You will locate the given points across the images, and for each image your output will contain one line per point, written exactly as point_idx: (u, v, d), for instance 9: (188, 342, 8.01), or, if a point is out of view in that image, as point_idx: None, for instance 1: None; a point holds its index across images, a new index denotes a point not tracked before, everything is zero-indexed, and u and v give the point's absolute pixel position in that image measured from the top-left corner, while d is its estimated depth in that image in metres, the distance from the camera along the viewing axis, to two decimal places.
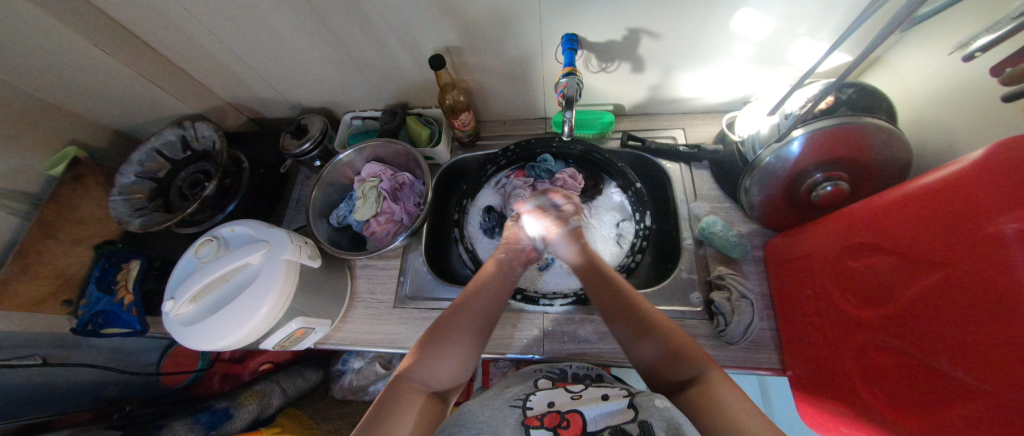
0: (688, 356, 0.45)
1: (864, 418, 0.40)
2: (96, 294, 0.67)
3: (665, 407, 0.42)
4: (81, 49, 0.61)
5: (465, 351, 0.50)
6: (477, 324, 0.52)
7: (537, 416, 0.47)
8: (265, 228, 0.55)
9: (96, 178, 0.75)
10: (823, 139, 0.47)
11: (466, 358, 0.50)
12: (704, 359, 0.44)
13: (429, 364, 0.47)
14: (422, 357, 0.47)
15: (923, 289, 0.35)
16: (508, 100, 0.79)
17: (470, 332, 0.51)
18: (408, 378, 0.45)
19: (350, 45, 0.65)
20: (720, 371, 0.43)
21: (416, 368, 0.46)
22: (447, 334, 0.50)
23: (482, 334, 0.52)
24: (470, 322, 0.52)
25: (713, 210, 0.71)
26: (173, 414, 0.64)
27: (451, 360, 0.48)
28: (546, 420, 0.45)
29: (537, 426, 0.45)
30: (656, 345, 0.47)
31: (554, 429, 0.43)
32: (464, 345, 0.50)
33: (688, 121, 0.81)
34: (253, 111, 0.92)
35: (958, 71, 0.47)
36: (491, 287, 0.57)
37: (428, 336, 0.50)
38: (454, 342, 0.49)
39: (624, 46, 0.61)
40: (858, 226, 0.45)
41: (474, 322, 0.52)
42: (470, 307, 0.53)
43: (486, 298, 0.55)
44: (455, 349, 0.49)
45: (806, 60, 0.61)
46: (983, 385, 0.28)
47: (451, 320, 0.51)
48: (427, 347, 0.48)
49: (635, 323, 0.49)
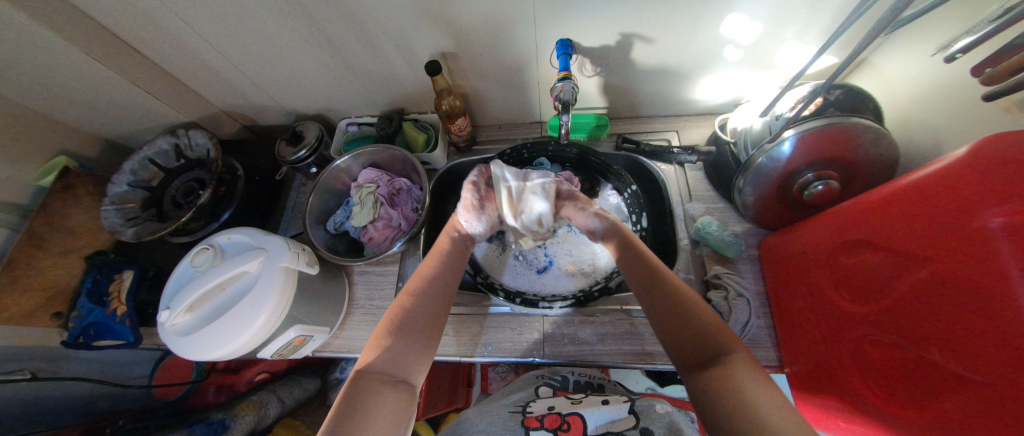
0: (713, 338, 0.40)
1: (861, 413, 0.40)
2: (87, 305, 0.66)
3: (665, 413, 0.48)
4: (73, 57, 0.60)
5: (422, 338, 0.47)
6: (431, 312, 0.50)
7: (537, 417, 0.50)
8: (262, 235, 0.54)
9: (88, 188, 0.74)
10: (812, 140, 0.48)
11: (424, 343, 0.47)
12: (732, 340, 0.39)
13: (386, 352, 0.44)
14: (379, 346, 0.44)
15: (918, 282, 0.35)
16: (504, 105, 0.80)
17: (421, 321, 0.48)
18: (367, 371, 0.42)
19: (345, 51, 0.66)
20: (747, 356, 0.38)
21: (374, 359, 0.43)
22: (402, 322, 0.47)
23: (435, 322, 0.50)
24: (422, 309, 0.50)
25: (708, 210, 0.72)
26: (166, 427, 0.63)
27: (408, 347, 0.46)
28: (546, 421, 0.49)
29: (537, 427, 0.48)
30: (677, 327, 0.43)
31: (555, 431, 0.47)
32: (419, 332, 0.47)
33: (681, 123, 0.82)
34: (248, 118, 0.92)
35: (941, 72, 0.48)
36: (442, 268, 0.56)
37: (382, 325, 0.47)
38: (409, 329, 0.47)
39: (617, 51, 0.62)
40: (849, 223, 0.46)
41: (426, 304, 0.50)
42: (421, 291, 0.52)
43: (434, 286, 0.53)
44: (409, 338, 0.46)
45: (793, 62, 0.62)
46: (981, 377, 0.28)
47: (404, 307, 0.49)
48: (385, 337, 0.45)
49: (664, 298, 0.46)
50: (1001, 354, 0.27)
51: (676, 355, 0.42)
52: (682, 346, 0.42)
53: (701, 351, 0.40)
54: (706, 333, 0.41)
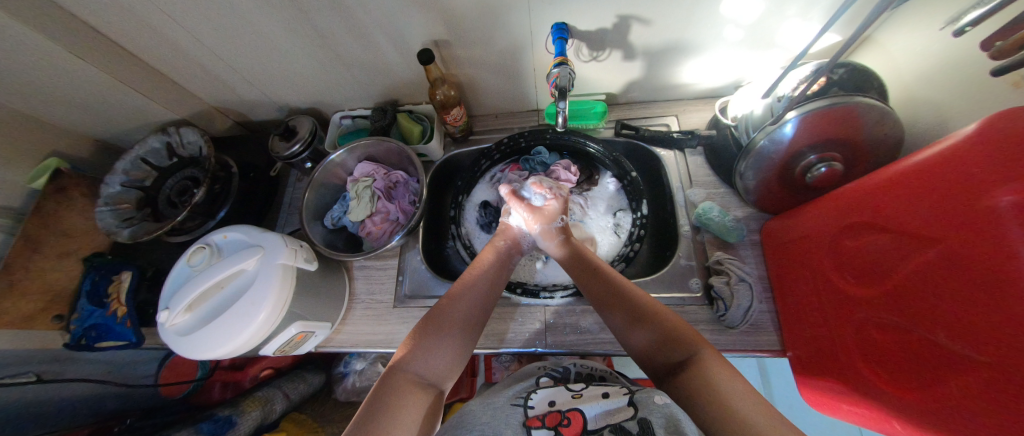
0: (678, 340, 0.44)
1: (865, 395, 0.40)
2: (88, 308, 0.66)
3: (664, 404, 0.41)
4: (55, 55, 0.59)
5: (462, 343, 0.49)
6: (471, 318, 0.52)
7: (538, 417, 0.49)
8: (259, 233, 0.54)
9: (80, 189, 0.73)
10: (816, 120, 0.47)
11: (462, 349, 0.49)
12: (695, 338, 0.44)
13: (427, 354, 0.46)
14: (418, 347, 0.46)
15: (924, 264, 0.34)
16: (500, 93, 0.78)
17: (462, 325, 0.50)
18: (403, 369, 0.44)
19: (335, 42, 0.64)
20: (712, 351, 0.42)
21: (410, 358, 0.45)
22: (441, 326, 0.49)
23: (475, 328, 0.52)
24: (466, 313, 0.51)
25: (709, 196, 0.71)
26: (173, 425, 0.64)
27: (448, 350, 0.48)
28: (546, 420, 0.48)
29: (538, 426, 0.47)
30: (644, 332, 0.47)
31: (555, 428, 0.46)
32: (459, 337, 0.49)
33: (681, 108, 0.80)
34: (240, 114, 0.90)
35: (948, 47, 0.46)
36: (488, 277, 0.57)
37: (423, 326, 0.49)
38: (449, 334, 0.49)
39: (615, 34, 0.60)
40: (854, 205, 0.45)
41: (468, 312, 0.52)
42: (465, 298, 0.53)
43: (478, 294, 0.54)
44: (451, 341, 0.48)
45: (796, 41, 0.61)
46: (985, 357, 0.28)
47: (445, 312, 0.50)
48: (421, 337, 0.47)
49: (627, 307, 0.50)
50: (1004, 335, 0.27)
51: (648, 358, 0.46)
52: (653, 351, 0.46)
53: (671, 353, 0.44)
54: (671, 336, 0.45)
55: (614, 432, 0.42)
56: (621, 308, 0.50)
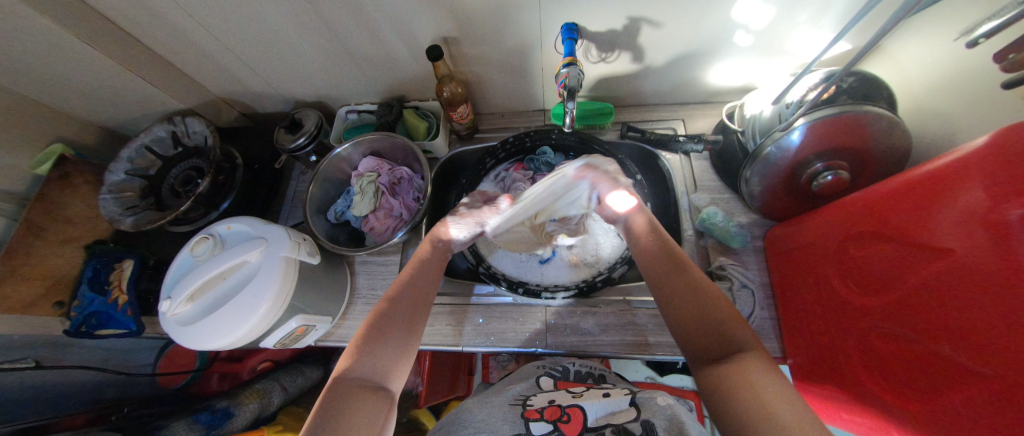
0: (729, 333, 0.39)
1: (864, 404, 0.40)
2: (89, 294, 0.66)
3: (666, 406, 0.48)
4: (63, 41, 0.59)
5: (407, 338, 0.47)
6: (412, 312, 0.49)
7: (537, 409, 0.50)
8: (262, 225, 0.54)
9: (84, 176, 0.73)
10: (823, 129, 0.47)
11: (408, 344, 0.46)
12: (750, 336, 0.39)
13: (369, 355, 0.43)
14: (358, 352, 0.43)
15: (930, 276, 0.34)
16: (507, 92, 0.78)
17: (403, 322, 0.47)
18: (344, 378, 0.41)
19: (344, 36, 0.64)
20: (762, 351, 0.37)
21: (352, 366, 0.42)
22: (382, 326, 0.46)
23: (417, 324, 0.49)
24: (405, 308, 0.49)
25: (713, 201, 0.71)
26: (172, 414, 0.64)
27: (391, 348, 0.45)
28: (545, 413, 0.49)
29: (536, 418, 0.48)
30: (695, 318, 0.42)
31: (555, 422, 0.47)
32: (399, 334, 0.46)
33: (687, 112, 0.80)
34: (246, 105, 0.90)
35: (958, 59, 0.46)
36: (425, 270, 0.55)
37: (363, 328, 0.46)
38: (390, 332, 0.46)
39: (624, 36, 0.60)
40: (860, 214, 0.45)
41: (408, 307, 0.49)
42: (401, 295, 0.50)
43: (413, 290, 0.51)
44: (391, 340, 0.45)
45: (805, 48, 0.60)
46: (985, 370, 0.28)
47: (385, 312, 0.48)
48: (362, 341, 0.44)
49: (688, 288, 0.45)
50: (1007, 349, 0.27)
51: (691, 346, 0.42)
52: (700, 337, 0.41)
53: (717, 346, 0.39)
54: (724, 328, 0.40)
55: (616, 432, 0.44)
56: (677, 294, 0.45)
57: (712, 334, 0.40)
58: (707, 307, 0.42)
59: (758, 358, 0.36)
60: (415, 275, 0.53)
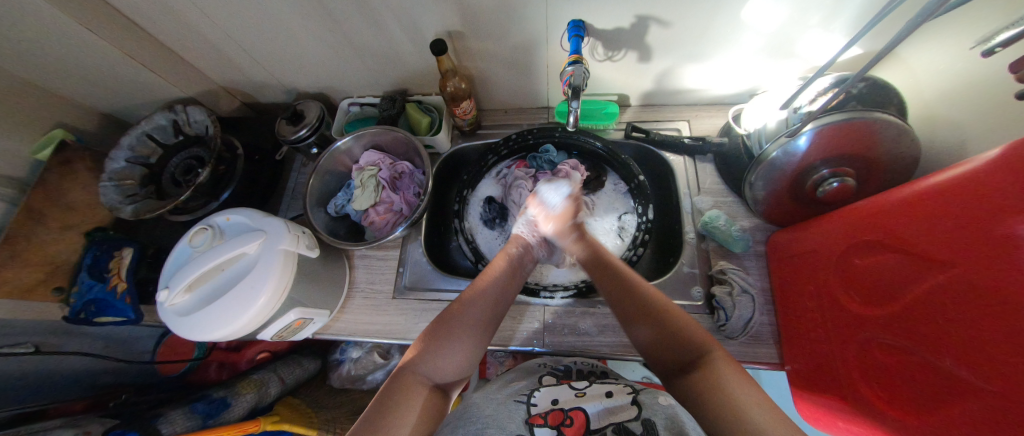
0: (686, 341, 0.41)
1: (862, 415, 0.40)
2: (88, 281, 0.65)
3: (667, 405, 0.45)
4: (64, 26, 0.58)
5: (475, 342, 0.49)
6: (487, 317, 0.51)
7: (541, 414, 0.47)
8: (262, 217, 0.53)
9: (85, 163, 0.72)
10: (831, 135, 0.46)
11: (476, 347, 0.49)
12: (710, 341, 0.40)
13: (442, 352, 0.46)
14: (427, 351, 0.45)
15: (934, 288, 0.34)
16: (510, 88, 0.77)
17: (477, 327, 0.50)
18: (411, 370, 0.43)
19: (349, 28, 0.63)
20: (726, 356, 0.38)
21: (419, 360, 0.45)
22: (453, 329, 0.48)
23: (490, 328, 0.51)
24: (484, 312, 0.51)
25: (716, 204, 0.70)
26: (170, 403, 0.64)
27: (461, 349, 0.47)
28: (549, 418, 0.46)
29: (541, 423, 0.45)
30: (648, 327, 0.45)
31: (557, 427, 0.44)
32: (475, 338, 0.49)
33: (693, 113, 0.79)
34: (248, 95, 0.90)
35: (972, 67, 0.45)
36: (505, 280, 0.56)
37: (441, 324, 0.48)
38: (461, 335, 0.48)
39: (631, 34, 0.59)
40: (865, 223, 0.45)
41: (483, 314, 0.51)
42: (480, 301, 0.52)
43: (492, 299, 0.53)
44: (465, 342, 0.48)
45: (815, 52, 0.59)
46: (987, 386, 0.28)
47: (460, 314, 0.50)
48: (431, 339, 0.47)
49: (635, 305, 0.47)
50: (1008, 366, 0.26)
51: (656, 356, 0.44)
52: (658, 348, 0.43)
53: (678, 351, 0.41)
54: (682, 338, 0.42)
55: (616, 431, 0.42)
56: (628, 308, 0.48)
57: (667, 345, 0.42)
58: (657, 317, 0.45)
59: (717, 362, 0.37)
60: (501, 280, 0.56)
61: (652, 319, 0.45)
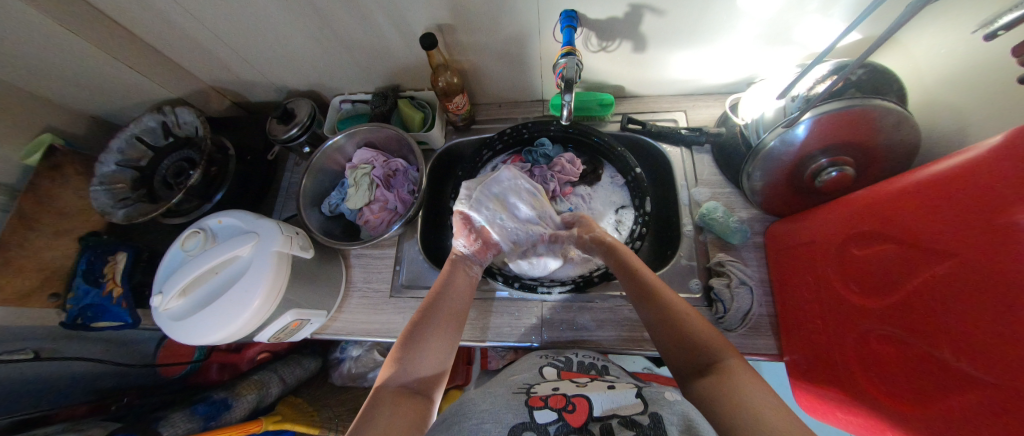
0: (700, 346, 0.42)
1: (861, 405, 0.40)
2: (84, 287, 0.66)
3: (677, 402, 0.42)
4: (44, 27, 0.56)
5: (442, 344, 0.50)
6: (448, 318, 0.52)
7: (541, 398, 0.45)
8: (254, 219, 0.53)
9: (75, 167, 0.72)
10: (829, 123, 0.45)
11: (449, 343, 0.50)
12: (727, 348, 0.41)
13: (414, 352, 0.47)
14: (400, 359, 0.46)
15: (932, 279, 0.34)
16: (504, 82, 0.76)
17: (440, 329, 0.51)
18: (385, 384, 0.44)
19: (336, 23, 0.61)
20: (740, 362, 0.39)
21: (393, 372, 0.45)
22: (418, 336, 0.49)
23: (458, 323, 0.53)
24: (446, 309, 0.53)
25: (714, 195, 0.70)
26: (170, 405, 0.64)
27: (431, 348, 0.49)
28: (550, 402, 0.44)
29: (541, 406, 0.43)
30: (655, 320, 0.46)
31: (560, 411, 0.41)
32: (444, 335, 0.50)
33: (689, 103, 0.78)
34: (238, 94, 0.88)
35: (975, 51, 0.44)
36: (454, 281, 0.57)
37: (408, 331, 0.50)
38: (426, 340, 0.49)
39: (625, 23, 0.57)
40: (864, 213, 0.44)
41: (444, 317, 0.52)
42: (437, 306, 0.53)
43: (445, 302, 0.54)
44: (433, 341, 0.49)
45: (814, 38, 0.58)
46: (986, 377, 0.27)
47: (422, 323, 0.51)
48: (400, 350, 0.48)
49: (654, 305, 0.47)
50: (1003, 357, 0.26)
51: (666, 351, 0.45)
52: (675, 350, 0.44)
53: (693, 356, 0.42)
54: (695, 340, 0.43)
55: (623, 423, 0.38)
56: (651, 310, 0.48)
57: (682, 348, 0.43)
58: (668, 314, 0.46)
59: (734, 368, 0.38)
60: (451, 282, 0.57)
61: (666, 316, 0.46)
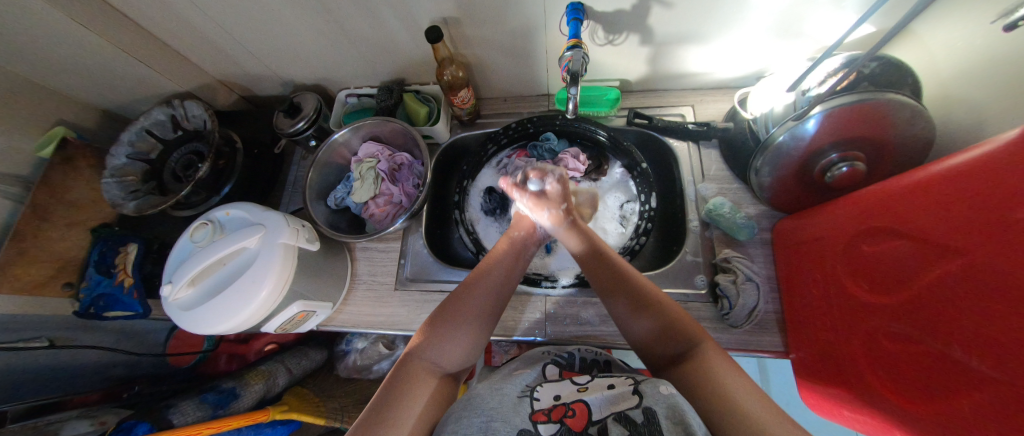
0: (682, 335, 0.43)
1: (869, 404, 0.40)
2: (96, 277, 0.67)
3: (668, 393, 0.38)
4: (56, 22, 0.57)
5: (478, 329, 0.50)
6: (490, 301, 0.52)
7: (544, 410, 0.43)
8: (260, 211, 0.53)
9: (88, 160, 0.73)
10: (840, 118, 0.44)
11: (481, 334, 0.50)
12: (700, 333, 0.43)
13: (442, 344, 0.46)
14: (435, 334, 0.47)
15: (943, 276, 0.33)
16: (508, 75, 0.76)
17: (480, 314, 0.50)
18: (417, 357, 0.44)
19: (342, 17, 0.61)
20: (716, 348, 0.41)
21: (426, 347, 0.46)
22: (457, 315, 0.49)
23: (496, 311, 0.52)
24: (490, 295, 0.52)
25: (721, 191, 0.69)
26: (179, 394, 0.65)
27: (465, 337, 0.48)
28: (552, 414, 0.42)
29: (544, 420, 0.41)
30: (645, 319, 0.46)
31: (561, 421, 0.40)
32: (478, 324, 0.50)
33: (698, 97, 0.77)
34: (245, 88, 0.89)
35: (995, 42, 0.42)
36: (504, 266, 0.56)
37: (446, 307, 0.50)
38: (464, 323, 0.49)
39: (632, 16, 0.56)
40: (874, 209, 0.43)
41: (487, 299, 0.52)
42: (481, 287, 0.52)
43: (491, 284, 0.53)
44: (468, 326, 0.49)
45: (827, 31, 0.57)
46: (996, 374, 0.27)
47: (462, 301, 0.50)
48: (436, 326, 0.48)
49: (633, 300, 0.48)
50: (1008, 350, 0.26)
51: (646, 346, 0.46)
52: (655, 344, 0.45)
53: (671, 345, 0.44)
54: (676, 330, 0.44)
55: (616, 421, 0.38)
56: (624, 299, 0.49)
57: (665, 340, 0.44)
58: (660, 316, 0.45)
59: (710, 353, 0.40)
60: (504, 262, 0.56)
61: (642, 304, 0.47)
